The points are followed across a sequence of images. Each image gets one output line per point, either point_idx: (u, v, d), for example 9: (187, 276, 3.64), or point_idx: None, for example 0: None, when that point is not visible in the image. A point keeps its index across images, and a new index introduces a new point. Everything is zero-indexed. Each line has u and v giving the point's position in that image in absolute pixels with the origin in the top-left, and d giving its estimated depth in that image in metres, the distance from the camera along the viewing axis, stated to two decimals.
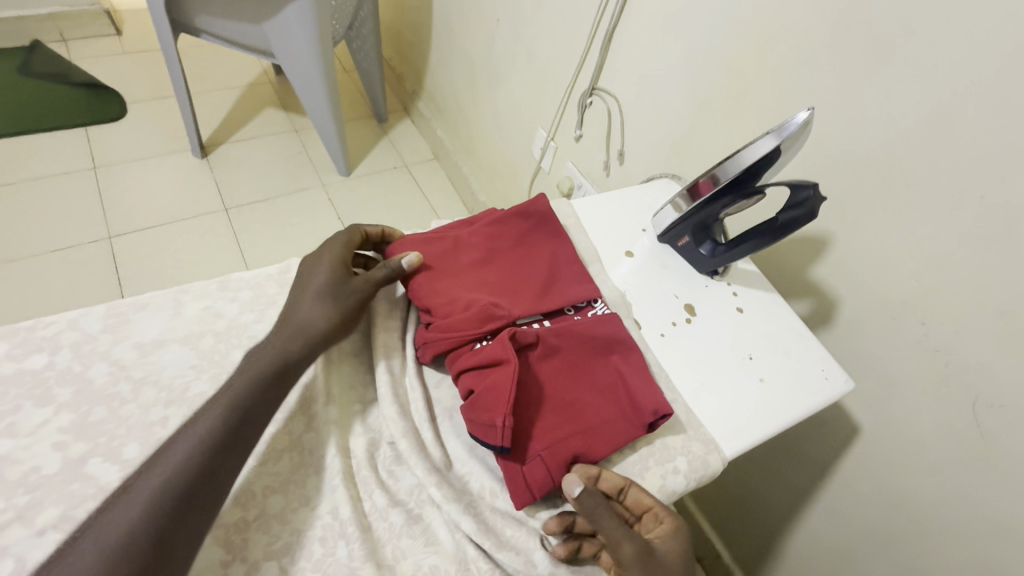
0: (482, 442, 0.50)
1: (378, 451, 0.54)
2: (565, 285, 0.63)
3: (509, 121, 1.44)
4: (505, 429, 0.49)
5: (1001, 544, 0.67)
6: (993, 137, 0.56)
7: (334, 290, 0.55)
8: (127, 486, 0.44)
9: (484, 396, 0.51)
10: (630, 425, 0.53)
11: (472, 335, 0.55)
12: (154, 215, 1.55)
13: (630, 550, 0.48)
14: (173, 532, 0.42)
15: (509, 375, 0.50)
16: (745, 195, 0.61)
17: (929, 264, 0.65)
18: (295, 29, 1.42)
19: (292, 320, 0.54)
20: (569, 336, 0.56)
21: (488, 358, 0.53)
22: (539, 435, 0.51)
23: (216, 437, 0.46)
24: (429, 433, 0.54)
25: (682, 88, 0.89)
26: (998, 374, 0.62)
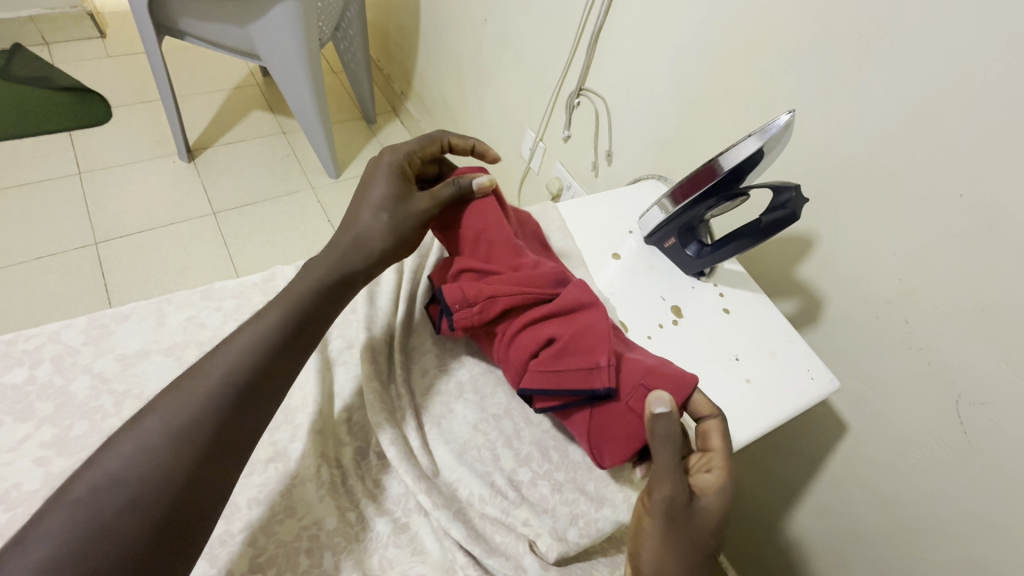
0: (587, 388, 0.51)
1: (365, 461, 0.54)
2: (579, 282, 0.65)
3: (497, 121, 1.43)
4: (610, 368, 0.52)
5: (987, 540, 0.68)
6: (970, 138, 0.57)
7: (399, 201, 0.57)
8: (157, 403, 0.42)
9: (575, 341, 0.53)
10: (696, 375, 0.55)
11: (549, 291, 0.57)
12: (141, 221, 1.54)
13: (672, 495, 0.46)
14: (217, 443, 0.42)
15: (601, 317, 0.55)
16: (728, 197, 0.62)
17: (912, 262, 0.65)
18: (280, 31, 1.40)
19: (352, 230, 0.55)
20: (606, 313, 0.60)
21: (574, 302, 0.56)
22: (630, 372, 0.52)
23: (258, 355, 0.46)
24: (416, 441, 0.54)
25: (668, 88, 0.90)
26: (981, 372, 0.63)
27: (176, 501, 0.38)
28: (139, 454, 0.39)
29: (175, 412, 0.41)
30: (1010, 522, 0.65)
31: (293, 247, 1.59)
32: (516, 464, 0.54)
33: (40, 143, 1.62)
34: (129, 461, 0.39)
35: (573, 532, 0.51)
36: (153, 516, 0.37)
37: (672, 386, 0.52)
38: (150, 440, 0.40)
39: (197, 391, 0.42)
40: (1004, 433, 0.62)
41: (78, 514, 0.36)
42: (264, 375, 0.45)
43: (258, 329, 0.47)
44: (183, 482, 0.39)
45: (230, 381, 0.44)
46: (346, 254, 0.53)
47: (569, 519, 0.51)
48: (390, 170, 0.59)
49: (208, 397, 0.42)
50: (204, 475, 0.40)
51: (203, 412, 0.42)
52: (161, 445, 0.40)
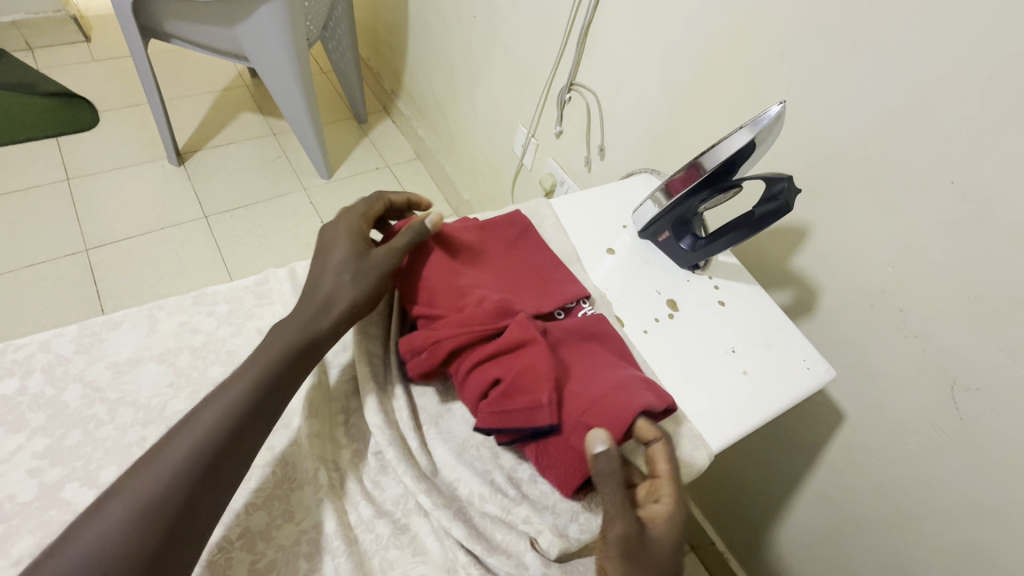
0: (532, 428, 0.49)
1: (363, 463, 0.53)
2: (555, 283, 0.61)
3: (489, 118, 1.43)
4: (552, 406, 0.48)
5: (983, 525, 0.68)
6: (959, 126, 0.58)
7: (358, 258, 0.54)
8: (121, 484, 0.40)
9: (518, 380, 0.49)
10: (655, 398, 0.50)
11: (491, 324, 0.52)
12: (132, 226, 1.53)
13: (616, 531, 0.43)
14: (206, 499, 0.42)
15: (542, 353, 0.50)
16: (721, 189, 0.62)
17: (905, 250, 0.66)
18: (266, 32, 1.39)
19: (315, 297, 0.53)
20: (570, 328, 0.56)
21: (513, 339, 0.51)
22: (571, 407, 0.49)
23: (247, 404, 0.45)
24: (415, 442, 0.54)
25: (658, 81, 0.89)
26: (974, 359, 0.63)
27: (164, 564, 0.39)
28: (126, 513, 0.39)
29: (165, 466, 0.41)
30: (1007, 507, 0.65)
31: (287, 249, 1.58)
32: (515, 461, 0.54)
33: (27, 150, 1.61)
34: (115, 522, 0.38)
35: (574, 528, 0.50)
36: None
37: (613, 423, 0.47)
38: (137, 499, 0.39)
39: (185, 444, 0.42)
40: (998, 418, 0.63)
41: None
42: (252, 427, 0.45)
43: (246, 377, 0.47)
44: (171, 541, 0.39)
45: (220, 431, 0.43)
46: (314, 316, 0.51)
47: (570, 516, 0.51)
48: (339, 235, 0.56)
49: (195, 452, 0.42)
50: (192, 534, 0.41)
51: (192, 467, 0.42)
52: (149, 504, 0.39)
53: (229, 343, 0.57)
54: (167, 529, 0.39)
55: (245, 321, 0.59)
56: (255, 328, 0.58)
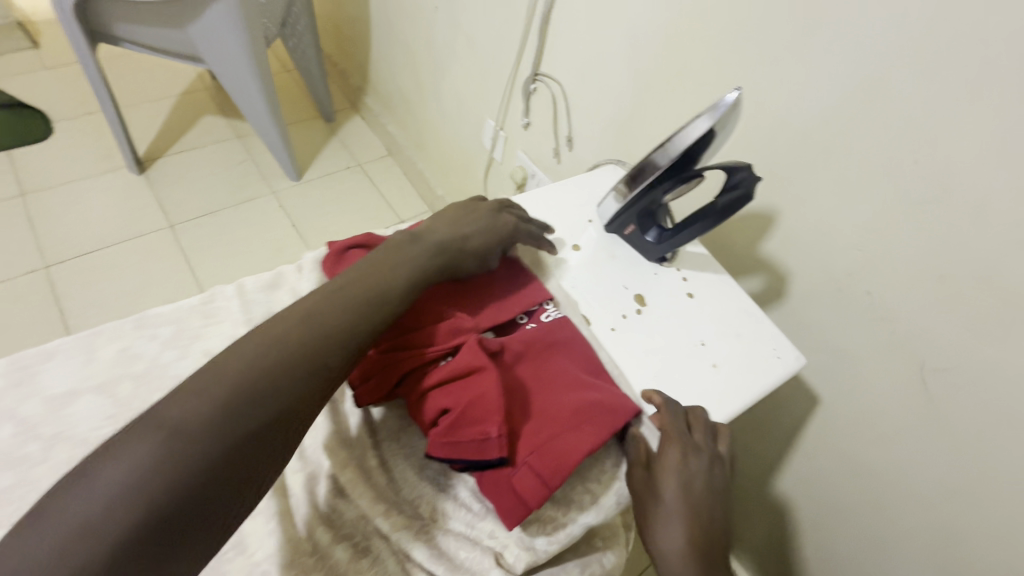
0: (479, 460, 0.47)
1: (318, 485, 0.51)
2: (515, 290, 0.60)
3: (456, 112, 1.40)
4: (501, 439, 0.47)
5: (954, 501, 0.69)
6: (918, 105, 0.57)
7: (482, 262, 0.59)
8: (224, 367, 0.41)
9: (467, 411, 0.48)
10: (608, 424, 0.50)
11: (439, 350, 0.51)
12: (94, 240, 1.48)
13: (635, 474, 0.52)
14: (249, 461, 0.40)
15: (493, 382, 0.48)
16: (683, 179, 0.60)
17: (872, 233, 0.65)
18: (220, 32, 1.33)
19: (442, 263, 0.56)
20: (528, 340, 0.55)
21: (462, 368, 0.49)
22: (522, 437, 0.49)
23: (303, 364, 0.44)
24: (374, 461, 0.52)
25: (622, 68, 0.87)
26: (943, 339, 0.63)
27: (189, 523, 0.37)
28: (161, 459, 0.37)
29: (211, 415, 0.39)
30: (975, 484, 0.66)
31: (256, 256, 1.54)
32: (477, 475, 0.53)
33: None
34: (152, 465, 0.37)
35: (541, 539, 0.50)
36: (165, 530, 0.36)
37: (560, 456, 0.48)
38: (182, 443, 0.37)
39: (233, 395, 0.40)
40: (966, 397, 0.63)
41: (93, 512, 0.35)
42: (303, 389, 0.43)
43: (307, 332, 0.45)
44: (202, 502, 0.38)
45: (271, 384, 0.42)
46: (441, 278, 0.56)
47: (539, 526, 0.50)
48: (495, 233, 0.61)
49: (245, 405, 0.40)
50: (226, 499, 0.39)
51: (241, 424, 0.40)
52: (191, 454, 0.38)
53: (175, 368, 0.54)
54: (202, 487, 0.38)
55: (191, 343, 0.56)
56: (202, 350, 0.56)
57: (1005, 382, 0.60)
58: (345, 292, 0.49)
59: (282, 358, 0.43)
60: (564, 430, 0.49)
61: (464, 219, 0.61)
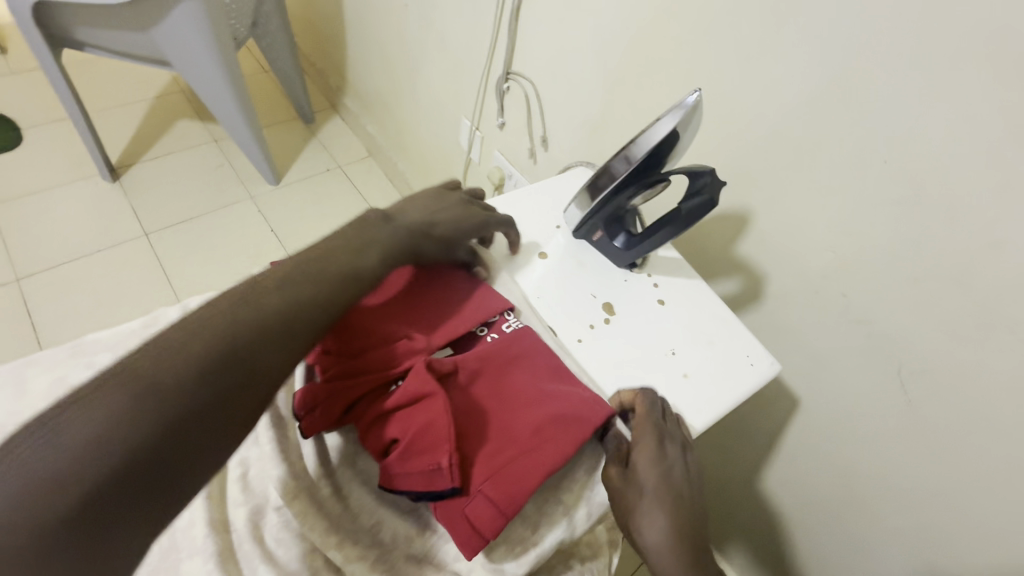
0: (431, 491, 0.46)
1: (262, 521, 0.50)
2: (473, 299, 0.57)
3: (432, 111, 1.37)
4: (452, 468, 0.45)
5: (936, 504, 0.67)
6: (888, 102, 0.55)
7: (452, 245, 0.58)
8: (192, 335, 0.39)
9: (416, 441, 0.46)
10: (568, 443, 0.48)
11: (386, 377, 0.49)
12: (65, 251, 1.45)
13: (610, 473, 0.50)
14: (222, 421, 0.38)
15: (442, 409, 0.47)
16: (648, 184, 0.58)
17: (845, 235, 0.63)
18: (186, 34, 1.29)
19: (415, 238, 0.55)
20: (485, 356, 0.52)
21: (411, 395, 0.48)
22: (476, 464, 0.47)
23: (279, 330, 0.42)
24: (327, 490, 0.50)
25: (593, 66, 0.85)
26: (919, 341, 0.61)
27: (156, 482, 0.35)
28: (116, 423, 0.34)
29: (180, 372, 0.37)
30: (954, 488, 0.65)
31: (233, 263, 1.51)
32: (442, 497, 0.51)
33: None
34: (114, 420, 0.34)
35: (511, 562, 0.49)
36: (116, 499, 0.33)
37: (516, 482, 0.46)
38: (149, 399, 0.35)
39: (204, 360, 0.38)
40: (945, 399, 0.61)
41: (42, 471, 0.32)
42: (277, 357, 0.42)
43: (279, 301, 0.43)
44: (172, 461, 0.36)
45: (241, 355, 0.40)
46: (409, 257, 0.54)
47: (507, 549, 0.49)
48: (470, 218, 0.60)
49: (217, 365, 0.39)
50: (195, 461, 0.37)
51: (213, 383, 0.38)
52: (158, 409, 0.35)
53: None
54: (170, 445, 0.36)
55: None
56: None
57: (982, 385, 0.58)
58: (319, 265, 0.47)
59: (256, 319, 0.42)
60: (520, 454, 0.47)
61: (439, 200, 0.60)
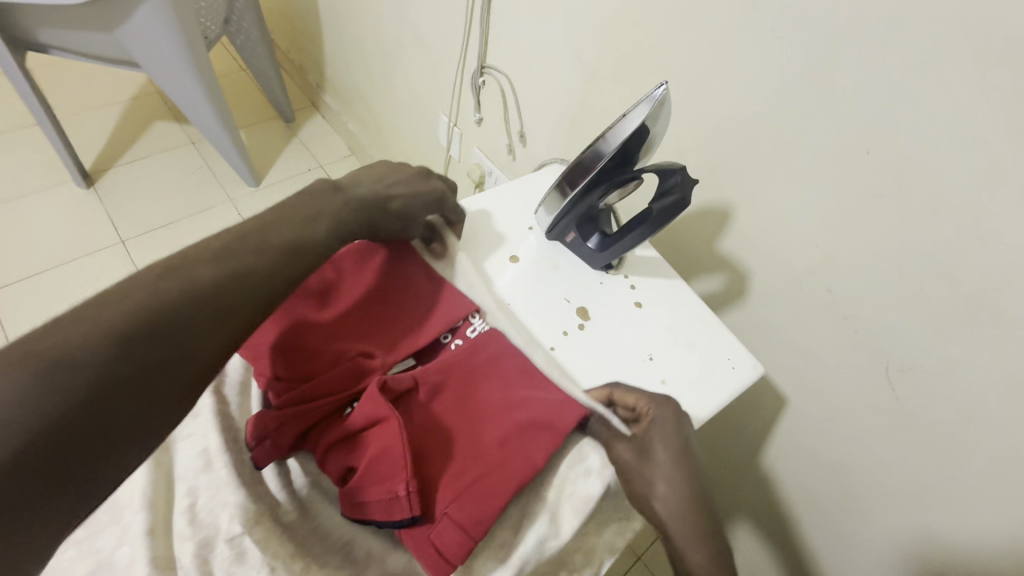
0: (389, 521, 0.44)
1: (212, 555, 0.44)
2: (434, 308, 0.57)
3: (411, 107, 1.33)
4: (410, 496, 0.44)
5: (926, 503, 0.65)
6: (869, 90, 0.52)
7: (410, 214, 0.56)
8: (112, 308, 0.37)
9: (372, 467, 0.45)
10: (531, 455, 0.48)
11: (344, 399, 0.50)
12: (41, 259, 1.41)
13: (623, 453, 0.49)
14: (148, 393, 0.36)
15: (397, 432, 0.46)
16: (618, 183, 0.56)
17: (828, 228, 0.61)
18: (151, 33, 1.24)
19: (368, 211, 0.53)
20: (448, 367, 0.52)
21: (368, 418, 0.47)
22: (438, 486, 0.46)
23: (214, 299, 0.40)
24: (292, 513, 0.49)
25: (567, 58, 0.81)
26: (906, 338, 0.59)
27: (71, 457, 0.33)
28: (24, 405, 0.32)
29: (97, 349, 0.35)
30: (945, 485, 0.62)
31: None
32: None
33: None
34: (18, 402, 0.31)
35: (495, 566, 0.48)
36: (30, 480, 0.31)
37: (479, 508, 0.45)
38: (59, 369, 0.33)
39: (126, 333, 0.36)
40: (933, 396, 0.59)
41: None
42: (215, 328, 0.40)
43: (213, 270, 0.41)
44: (89, 434, 0.33)
45: (164, 334, 0.38)
46: (364, 229, 0.53)
47: (490, 554, 0.48)
48: (426, 185, 0.58)
49: (140, 334, 0.37)
50: (118, 436, 0.35)
51: (135, 354, 0.36)
52: (72, 378, 0.33)
53: None
54: (84, 418, 0.33)
55: None
56: None
57: (973, 382, 0.56)
58: (256, 235, 0.45)
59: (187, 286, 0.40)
60: (481, 476, 0.46)
61: (394, 167, 0.57)
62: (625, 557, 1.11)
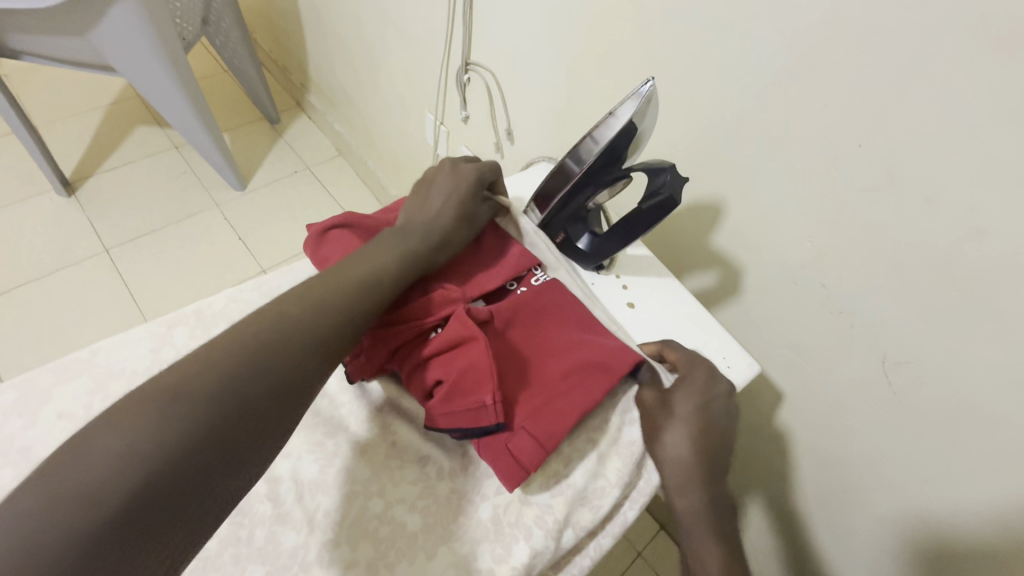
0: (476, 428, 0.48)
1: (245, 520, 0.50)
2: (503, 259, 0.61)
3: (397, 106, 1.30)
4: (497, 405, 0.48)
5: (925, 495, 0.65)
6: (861, 80, 0.50)
7: (468, 219, 0.60)
8: (219, 346, 0.40)
9: (461, 380, 0.49)
10: (597, 386, 0.52)
11: (427, 322, 0.53)
12: (24, 271, 1.38)
13: (648, 398, 0.55)
14: (241, 447, 0.38)
15: (484, 351, 0.50)
16: (606, 184, 0.55)
17: (821, 223, 0.60)
18: (125, 37, 1.21)
19: (426, 239, 0.56)
20: (521, 305, 0.56)
21: (453, 338, 0.50)
22: (518, 403, 0.50)
23: (304, 338, 0.43)
24: (363, 470, 0.53)
25: (552, 54, 0.80)
26: (900, 332, 0.58)
27: (186, 505, 0.35)
28: (154, 439, 0.34)
29: (211, 385, 0.37)
30: (945, 477, 0.62)
31: (200, 274, 1.45)
32: (463, 465, 0.55)
33: None
34: (149, 433, 0.34)
35: (545, 494, 0.52)
36: (159, 509, 0.34)
37: (553, 425, 0.50)
38: (180, 409, 0.36)
39: (234, 369, 0.39)
40: (928, 390, 0.59)
41: (83, 485, 0.32)
42: (310, 358, 0.43)
43: (304, 305, 0.45)
44: (195, 490, 0.35)
45: (266, 367, 0.40)
46: (431, 250, 0.56)
47: (541, 483, 0.53)
48: (464, 185, 0.60)
49: (242, 379, 0.39)
50: (221, 488, 0.37)
51: (221, 410, 0.37)
52: (193, 411, 0.36)
53: None
54: (193, 471, 0.35)
55: None
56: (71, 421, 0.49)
57: (970, 373, 0.55)
58: (329, 284, 0.48)
59: (265, 338, 0.41)
60: (554, 400, 0.51)
61: (428, 193, 0.60)
62: (625, 553, 1.10)
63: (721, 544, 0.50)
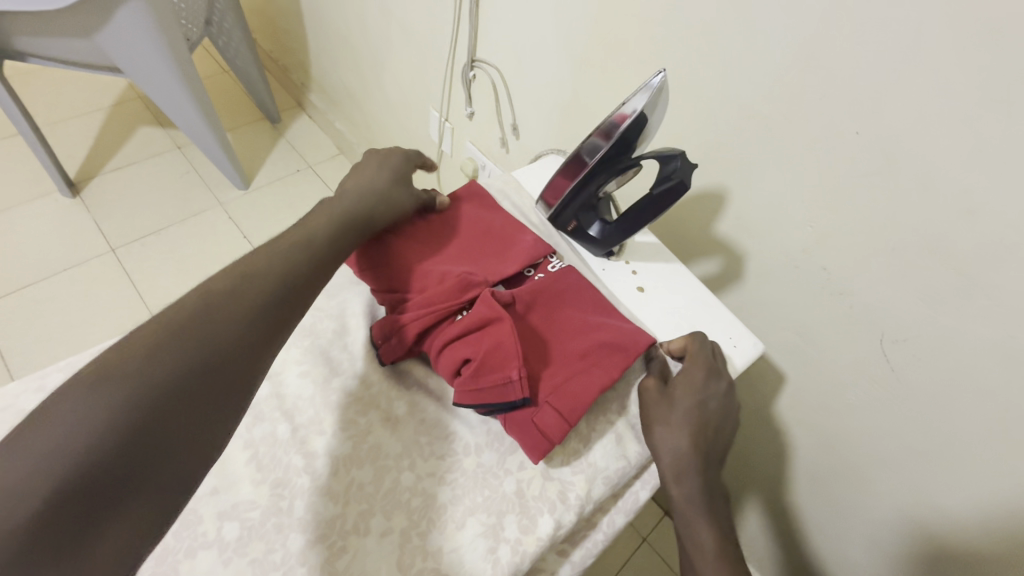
0: (501, 404, 0.51)
1: (285, 492, 0.52)
2: (519, 245, 0.64)
3: (401, 104, 1.32)
4: (523, 381, 0.51)
5: (923, 470, 0.67)
6: (861, 71, 0.53)
7: (404, 181, 0.65)
8: (143, 337, 0.42)
9: (487, 358, 0.52)
10: (615, 365, 0.55)
11: (453, 305, 0.56)
12: (31, 272, 1.39)
13: (649, 386, 0.56)
14: (177, 431, 0.39)
15: (509, 332, 0.52)
16: (618, 171, 0.57)
17: (821, 209, 0.63)
18: (131, 39, 1.22)
19: (357, 203, 0.60)
20: (539, 289, 0.59)
21: (478, 320, 0.53)
22: (541, 380, 0.53)
23: (229, 319, 0.45)
24: (393, 448, 0.56)
25: (558, 50, 0.82)
26: (898, 311, 0.61)
27: (128, 487, 0.37)
28: (89, 427, 0.36)
29: (142, 373, 0.39)
30: (942, 451, 0.64)
31: (207, 272, 1.46)
32: (486, 443, 0.57)
33: None
34: (82, 423, 0.36)
35: (566, 469, 0.55)
36: (100, 494, 0.35)
37: (576, 399, 0.52)
38: (110, 397, 0.37)
39: (164, 355, 0.41)
40: (926, 368, 0.61)
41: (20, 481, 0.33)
42: (238, 337, 0.45)
43: (225, 289, 0.47)
44: (134, 473, 0.37)
45: (194, 351, 0.42)
46: (363, 211, 0.60)
47: (563, 459, 0.56)
48: (390, 160, 0.66)
49: (173, 364, 0.41)
50: (162, 470, 0.38)
51: (152, 396, 0.39)
52: (123, 399, 0.38)
53: None
54: (133, 452, 0.37)
55: None
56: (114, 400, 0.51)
57: (964, 349, 0.57)
58: (250, 268, 0.50)
59: (188, 324, 0.43)
60: (574, 378, 0.53)
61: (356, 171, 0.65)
62: (630, 538, 1.13)
63: (713, 534, 0.52)
